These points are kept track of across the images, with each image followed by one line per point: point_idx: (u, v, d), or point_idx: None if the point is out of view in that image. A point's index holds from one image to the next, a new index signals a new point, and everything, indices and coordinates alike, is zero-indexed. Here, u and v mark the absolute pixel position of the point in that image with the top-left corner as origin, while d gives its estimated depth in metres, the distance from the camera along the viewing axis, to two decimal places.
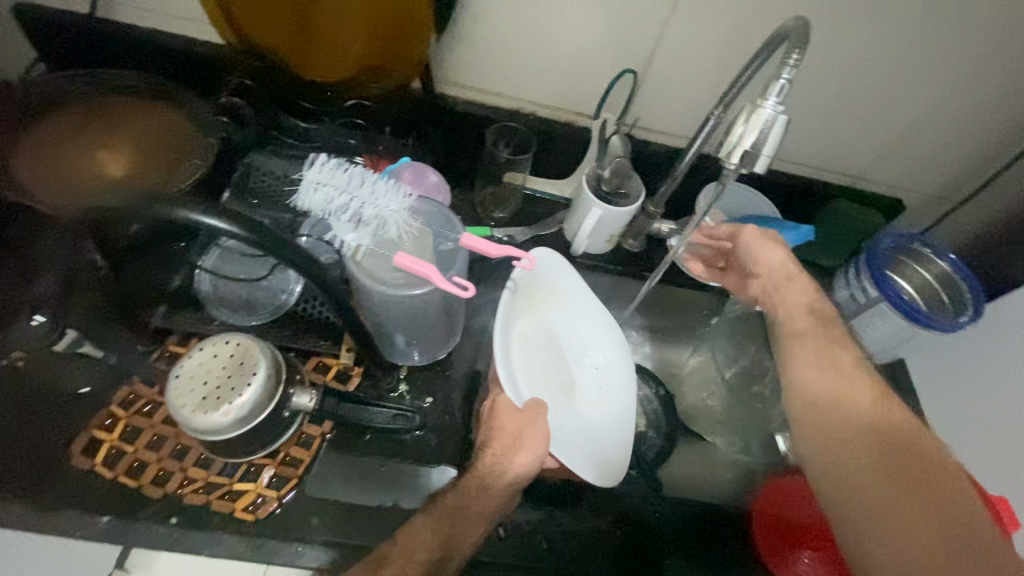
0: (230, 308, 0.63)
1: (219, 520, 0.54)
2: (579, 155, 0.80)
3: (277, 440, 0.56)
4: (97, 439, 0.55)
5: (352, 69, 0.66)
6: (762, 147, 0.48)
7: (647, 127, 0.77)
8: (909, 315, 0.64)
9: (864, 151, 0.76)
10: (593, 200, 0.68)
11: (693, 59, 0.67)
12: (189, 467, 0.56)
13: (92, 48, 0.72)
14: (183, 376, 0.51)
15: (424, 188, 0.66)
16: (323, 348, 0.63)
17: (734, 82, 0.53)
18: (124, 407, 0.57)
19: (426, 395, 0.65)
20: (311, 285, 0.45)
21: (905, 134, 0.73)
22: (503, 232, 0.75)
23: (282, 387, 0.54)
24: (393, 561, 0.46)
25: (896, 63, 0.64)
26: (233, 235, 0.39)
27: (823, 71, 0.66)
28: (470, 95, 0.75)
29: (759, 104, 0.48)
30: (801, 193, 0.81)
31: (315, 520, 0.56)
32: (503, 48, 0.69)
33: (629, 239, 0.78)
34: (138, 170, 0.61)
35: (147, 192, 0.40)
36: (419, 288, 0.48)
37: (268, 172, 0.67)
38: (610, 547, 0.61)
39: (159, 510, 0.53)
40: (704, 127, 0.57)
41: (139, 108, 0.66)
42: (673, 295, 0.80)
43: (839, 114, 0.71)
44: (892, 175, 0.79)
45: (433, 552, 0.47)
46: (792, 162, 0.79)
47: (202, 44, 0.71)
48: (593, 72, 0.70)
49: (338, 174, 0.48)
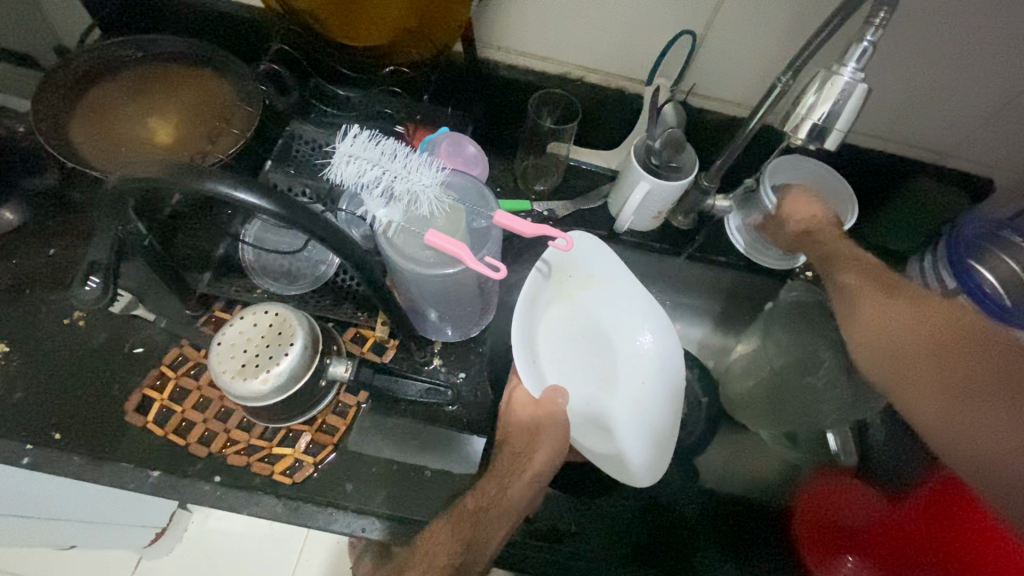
0: (272, 276, 0.64)
1: (259, 481, 0.56)
2: (629, 123, 0.75)
3: (314, 407, 0.58)
4: (149, 397, 0.59)
5: (390, 37, 0.62)
6: (837, 120, 0.43)
7: (704, 95, 0.71)
8: (991, 312, 0.57)
9: (957, 125, 0.67)
10: (641, 173, 0.64)
11: (762, 18, 0.60)
12: (232, 429, 0.58)
13: (139, 12, 0.71)
14: (225, 344, 0.53)
15: (462, 160, 0.64)
16: (360, 320, 0.63)
17: (808, 44, 0.47)
18: (174, 367, 0.61)
19: (459, 369, 0.65)
20: (343, 260, 0.44)
21: (1008, 107, 0.63)
22: (544, 205, 0.72)
23: (318, 358, 0.55)
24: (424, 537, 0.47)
25: (1010, 20, 0.55)
26: (265, 211, 0.39)
27: (915, 31, 0.58)
28: (514, 59, 0.71)
29: (835, 71, 0.43)
30: (875, 170, 0.73)
31: (349, 486, 0.57)
32: (551, 7, 0.64)
33: (679, 216, 0.73)
34: (184, 139, 0.62)
35: (183, 163, 0.40)
36: (451, 267, 0.47)
37: (306, 141, 0.65)
38: (641, 535, 0.59)
39: (204, 468, 0.56)
40: (769, 94, 0.52)
41: (183, 74, 0.66)
42: (722, 277, 0.75)
43: (930, 79, 0.62)
44: (987, 153, 0.69)
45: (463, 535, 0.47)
46: (868, 135, 0.71)
47: (242, 8, 0.70)
48: (647, 34, 0.64)
49: (370, 146, 0.46)
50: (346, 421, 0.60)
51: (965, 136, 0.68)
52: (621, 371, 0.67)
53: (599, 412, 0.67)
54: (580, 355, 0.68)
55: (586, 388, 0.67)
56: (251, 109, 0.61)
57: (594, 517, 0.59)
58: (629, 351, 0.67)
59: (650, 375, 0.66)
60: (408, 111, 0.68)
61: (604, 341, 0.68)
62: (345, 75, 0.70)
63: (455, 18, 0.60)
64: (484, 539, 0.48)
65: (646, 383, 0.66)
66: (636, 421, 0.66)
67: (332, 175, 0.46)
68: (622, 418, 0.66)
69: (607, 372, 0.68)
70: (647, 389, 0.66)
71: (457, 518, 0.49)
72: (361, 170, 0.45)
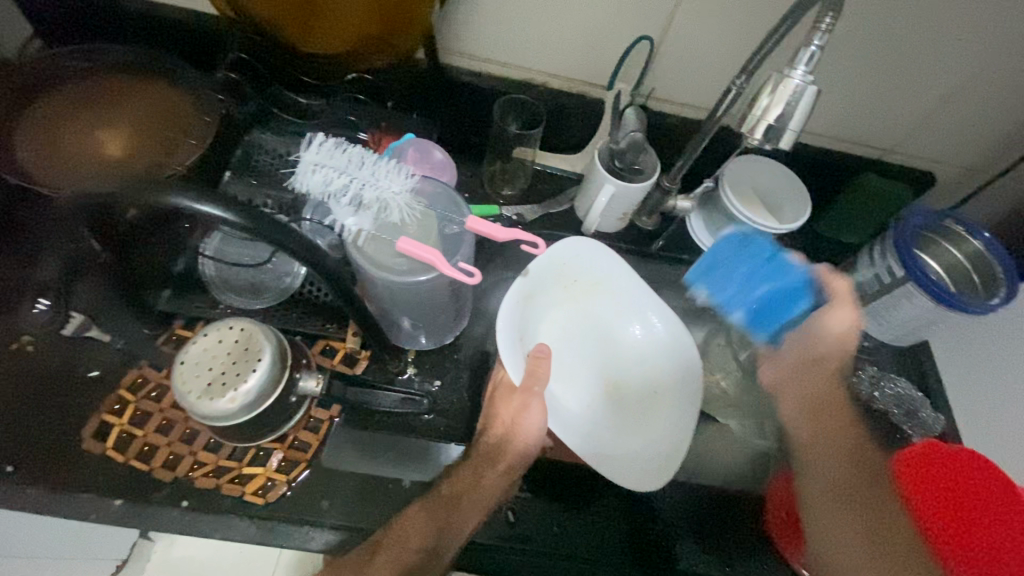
0: (235, 291, 0.63)
1: (230, 503, 0.54)
2: (593, 128, 0.76)
3: (286, 424, 0.56)
4: (108, 423, 0.56)
5: (353, 44, 0.62)
6: (790, 120, 0.46)
7: (662, 99, 0.73)
8: (937, 297, 0.61)
9: (897, 123, 0.71)
10: (606, 176, 0.65)
11: (715, 25, 0.62)
12: (198, 451, 0.56)
13: (82, 19, 0.68)
14: (188, 362, 0.51)
15: (430, 166, 0.65)
16: (330, 332, 0.62)
17: (759, 49, 0.50)
18: (132, 391, 0.58)
19: (434, 377, 0.64)
20: (313, 271, 0.44)
21: (941, 106, 0.68)
22: (512, 210, 0.73)
23: (288, 372, 0.54)
24: None
25: (938, 25, 0.59)
26: (229, 222, 0.38)
27: (856, 35, 0.61)
28: (477, 65, 0.72)
29: (787, 74, 0.45)
30: (825, 168, 0.77)
31: (325, 503, 0.56)
32: (512, 14, 0.65)
33: (643, 216, 0.76)
34: (137, 150, 0.59)
35: (139, 178, 0.38)
36: (423, 274, 0.47)
37: (267, 151, 0.64)
38: (621, 530, 0.60)
39: (170, 493, 0.54)
40: (725, 97, 0.54)
41: (134, 83, 0.63)
42: (688, 274, 0.77)
43: (872, 81, 0.66)
44: (924, 149, 0.74)
45: None
46: (817, 134, 0.75)
47: (194, 16, 0.68)
48: (606, 41, 0.66)
49: (337, 155, 0.46)
50: (319, 437, 0.58)
51: (904, 133, 0.73)
52: (629, 381, 0.65)
53: (605, 425, 0.63)
54: (586, 365, 0.66)
55: (589, 398, 0.64)
56: (209, 119, 0.60)
57: (574, 515, 0.60)
58: (638, 357, 0.66)
59: (661, 385, 0.64)
60: (372, 118, 0.68)
61: (612, 351, 0.67)
62: (307, 83, 0.69)
63: (419, 25, 0.60)
64: (459, 525, 0.50)
65: (658, 392, 0.64)
66: (643, 430, 0.62)
67: (298, 185, 0.45)
68: (629, 428, 0.62)
69: (614, 382, 0.65)
70: (660, 398, 0.64)
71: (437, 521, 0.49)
72: (329, 179, 0.45)
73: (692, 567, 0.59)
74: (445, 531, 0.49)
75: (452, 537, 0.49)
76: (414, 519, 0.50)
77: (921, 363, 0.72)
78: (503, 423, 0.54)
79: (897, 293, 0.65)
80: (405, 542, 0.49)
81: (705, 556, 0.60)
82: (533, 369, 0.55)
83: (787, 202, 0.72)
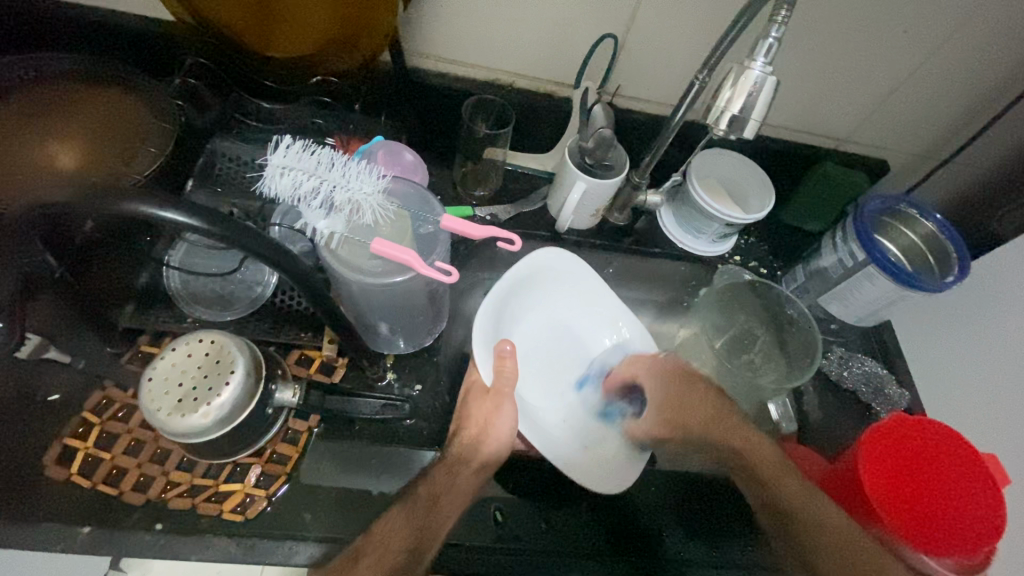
0: (204, 303, 0.61)
1: (207, 523, 0.52)
2: (561, 126, 0.77)
3: (262, 437, 0.54)
4: (72, 447, 0.53)
5: (316, 47, 0.61)
6: (751, 111, 0.47)
7: (628, 96, 0.74)
8: (896, 278, 0.64)
9: (851, 113, 0.74)
10: (577, 173, 0.66)
11: (676, 22, 0.64)
12: (171, 471, 0.54)
13: (24, 27, 0.64)
14: (157, 379, 0.49)
15: (400, 168, 0.64)
16: (305, 341, 0.61)
17: (719, 44, 0.51)
18: (98, 413, 0.55)
19: (415, 382, 0.63)
20: (286, 276, 0.43)
21: (890, 96, 0.72)
22: (486, 210, 0.73)
23: (263, 384, 0.52)
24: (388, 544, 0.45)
25: (884, 19, 0.62)
26: (196, 229, 0.36)
27: (808, 30, 0.64)
28: (443, 67, 0.72)
29: (747, 66, 0.47)
30: (786, 158, 0.80)
31: (308, 516, 0.54)
32: (477, 14, 0.65)
33: (615, 213, 0.76)
34: (94, 161, 0.56)
35: (97, 187, 0.36)
36: (399, 275, 0.47)
37: (231, 158, 0.63)
38: (610, 522, 0.60)
39: (142, 517, 0.51)
40: (689, 92, 0.55)
41: (83, 92, 0.61)
42: (663, 267, 0.78)
43: (825, 73, 0.69)
44: (877, 136, 0.78)
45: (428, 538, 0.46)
46: (777, 127, 0.78)
47: (149, 21, 0.66)
48: (572, 39, 0.67)
49: (305, 157, 0.45)
50: (298, 449, 0.57)
51: (860, 123, 0.76)
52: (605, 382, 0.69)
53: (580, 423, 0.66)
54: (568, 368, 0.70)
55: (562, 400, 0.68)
56: (168, 126, 0.58)
57: (562, 509, 0.60)
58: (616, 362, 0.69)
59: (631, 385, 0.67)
60: (339, 122, 0.67)
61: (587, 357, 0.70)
62: (270, 88, 0.67)
63: (383, 27, 0.60)
64: (438, 526, 0.50)
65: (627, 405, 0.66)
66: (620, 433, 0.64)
67: (265, 189, 0.44)
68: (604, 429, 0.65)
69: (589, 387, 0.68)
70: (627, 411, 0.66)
71: (423, 521, 0.48)
72: (297, 182, 0.44)
73: (680, 555, 0.60)
74: (425, 531, 0.48)
75: (430, 539, 0.48)
76: (394, 525, 0.48)
77: (885, 342, 0.75)
78: (478, 424, 0.56)
79: (859, 276, 0.67)
80: (389, 540, 0.47)
81: (693, 542, 0.61)
82: (500, 368, 0.59)
83: (755, 192, 0.74)
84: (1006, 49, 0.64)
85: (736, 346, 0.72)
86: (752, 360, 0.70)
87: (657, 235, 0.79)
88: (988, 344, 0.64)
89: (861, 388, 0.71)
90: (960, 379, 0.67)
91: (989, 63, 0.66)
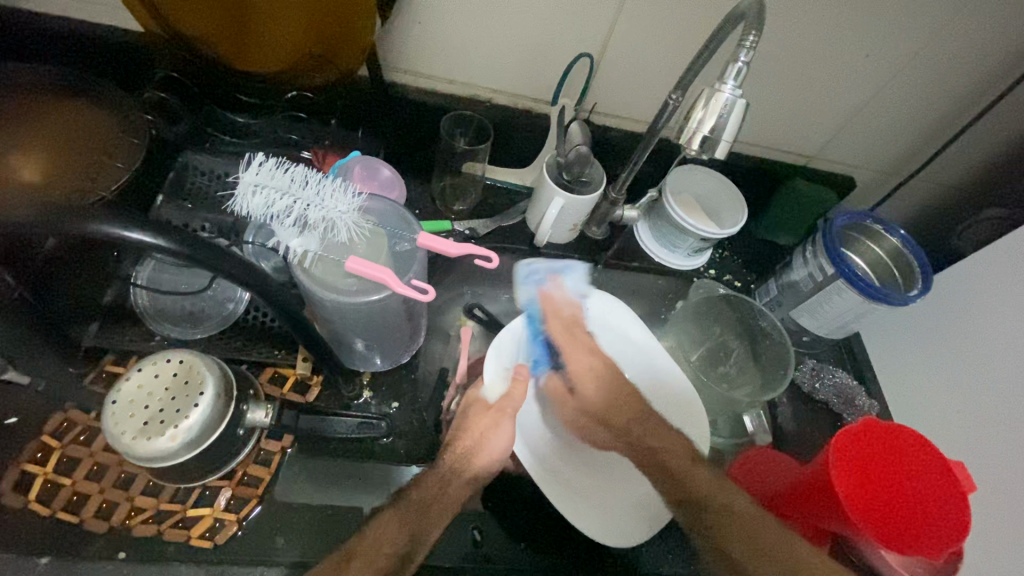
0: (172, 321, 0.59)
1: (173, 551, 0.50)
2: (540, 142, 0.78)
3: (232, 460, 0.52)
4: (30, 473, 0.51)
5: (291, 61, 0.60)
6: (723, 131, 0.48)
7: (605, 113, 0.75)
8: (863, 292, 0.66)
9: (817, 132, 0.77)
10: (555, 189, 0.66)
11: (651, 41, 0.65)
12: (136, 496, 0.52)
13: None
14: (121, 402, 0.47)
15: (378, 184, 0.64)
16: (278, 359, 0.60)
17: (691, 67, 0.53)
18: (57, 437, 0.53)
19: (392, 400, 0.62)
20: (256, 295, 0.42)
21: (853, 116, 0.74)
22: (464, 225, 0.73)
23: (233, 405, 0.51)
24: (356, 560, 0.43)
25: (847, 43, 0.65)
26: (160, 248, 0.36)
27: (775, 55, 0.67)
28: (420, 82, 0.72)
29: (718, 89, 0.48)
30: (757, 176, 0.82)
31: (281, 539, 0.53)
32: (455, 33, 0.65)
33: (593, 227, 0.77)
34: (57, 176, 0.54)
35: (58, 205, 0.36)
36: (375, 294, 0.46)
37: (202, 172, 0.62)
38: (589, 536, 0.60)
39: (106, 545, 0.49)
40: (662, 111, 0.57)
41: (43, 102, 0.58)
42: (640, 280, 0.79)
43: (791, 94, 0.72)
44: (844, 154, 0.80)
45: (398, 547, 0.45)
46: (749, 145, 0.80)
47: (121, 32, 0.64)
48: (549, 57, 0.68)
49: (278, 175, 0.45)
50: (270, 471, 0.55)
51: (827, 141, 0.78)
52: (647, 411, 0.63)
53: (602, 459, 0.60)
54: None
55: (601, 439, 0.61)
56: (137, 139, 0.56)
57: (546, 524, 0.59)
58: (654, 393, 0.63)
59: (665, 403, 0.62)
60: (314, 136, 0.66)
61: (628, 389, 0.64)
62: (244, 101, 0.66)
63: (359, 41, 0.60)
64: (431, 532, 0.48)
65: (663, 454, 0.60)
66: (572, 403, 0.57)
67: (238, 208, 0.44)
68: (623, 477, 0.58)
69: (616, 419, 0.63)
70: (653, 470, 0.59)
71: (389, 531, 0.46)
72: (270, 201, 0.44)
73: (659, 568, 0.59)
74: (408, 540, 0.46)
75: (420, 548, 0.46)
76: (374, 536, 0.46)
77: (854, 353, 0.77)
78: None
79: (829, 290, 0.69)
80: (369, 539, 0.46)
81: (674, 556, 0.61)
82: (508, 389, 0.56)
83: (729, 208, 0.75)
84: (962, 73, 0.68)
85: (711, 359, 0.73)
86: (727, 372, 0.71)
87: (635, 249, 0.80)
88: (952, 354, 0.66)
89: (833, 399, 0.73)
90: (925, 388, 0.69)
91: (947, 86, 0.69)
